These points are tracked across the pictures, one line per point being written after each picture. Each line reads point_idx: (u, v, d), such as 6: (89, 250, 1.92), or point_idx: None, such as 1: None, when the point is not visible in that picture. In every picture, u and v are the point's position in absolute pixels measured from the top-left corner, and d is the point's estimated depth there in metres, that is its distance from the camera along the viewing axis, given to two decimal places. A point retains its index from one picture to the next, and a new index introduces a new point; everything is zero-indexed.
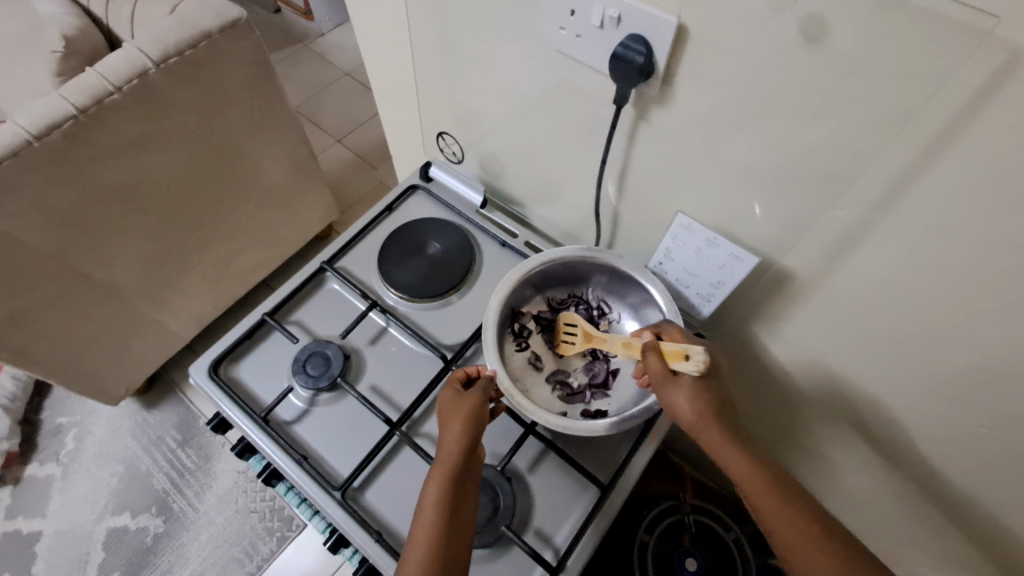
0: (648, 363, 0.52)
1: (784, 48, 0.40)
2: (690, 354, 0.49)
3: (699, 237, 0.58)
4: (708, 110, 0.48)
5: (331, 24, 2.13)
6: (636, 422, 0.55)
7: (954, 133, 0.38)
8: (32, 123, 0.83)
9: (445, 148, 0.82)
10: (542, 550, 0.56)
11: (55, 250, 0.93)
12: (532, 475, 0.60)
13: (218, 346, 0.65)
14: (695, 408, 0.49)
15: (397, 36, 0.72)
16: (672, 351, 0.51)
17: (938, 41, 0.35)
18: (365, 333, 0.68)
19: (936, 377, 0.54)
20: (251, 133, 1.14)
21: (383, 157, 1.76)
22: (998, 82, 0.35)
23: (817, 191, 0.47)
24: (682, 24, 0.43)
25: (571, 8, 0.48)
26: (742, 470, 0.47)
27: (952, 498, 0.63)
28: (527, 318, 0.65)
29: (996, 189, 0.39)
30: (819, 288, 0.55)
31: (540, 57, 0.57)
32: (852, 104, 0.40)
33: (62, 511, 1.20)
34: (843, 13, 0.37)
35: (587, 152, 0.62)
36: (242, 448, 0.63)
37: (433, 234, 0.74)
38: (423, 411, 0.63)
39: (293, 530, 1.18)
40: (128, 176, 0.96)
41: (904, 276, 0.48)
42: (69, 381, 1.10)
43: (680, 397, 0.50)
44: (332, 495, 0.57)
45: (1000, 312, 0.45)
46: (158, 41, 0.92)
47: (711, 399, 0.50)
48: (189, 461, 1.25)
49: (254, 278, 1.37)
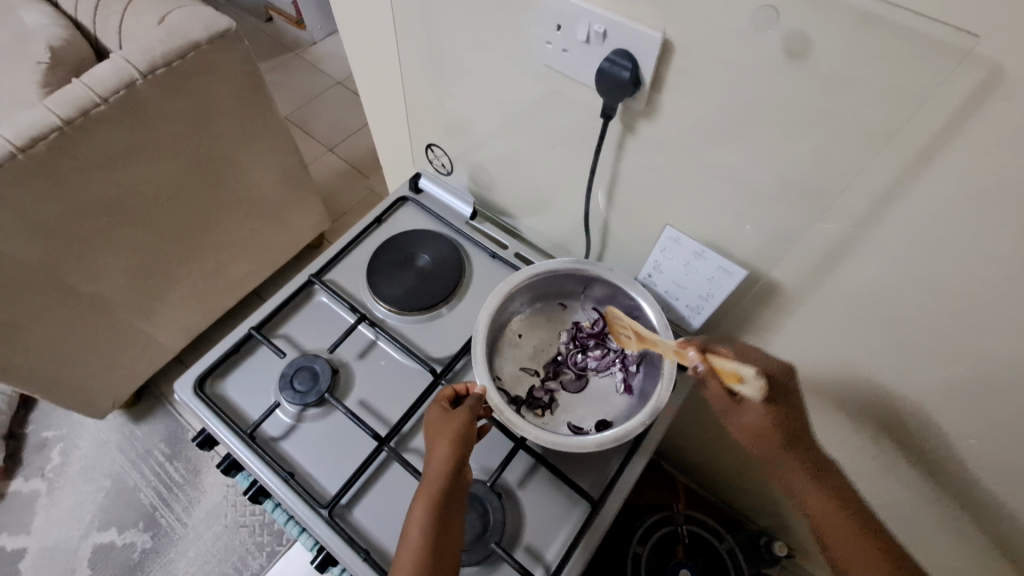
0: (709, 384, 0.54)
1: (768, 64, 0.40)
2: (744, 376, 0.50)
3: (687, 250, 0.58)
4: (694, 124, 0.48)
5: (322, 33, 2.12)
6: (647, 423, 0.55)
7: (938, 148, 0.38)
8: (17, 135, 0.82)
9: (434, 160, 0.81)
10: (533, 567, 0.55)
11: (39, 262, 0.92)
12: (522, 490, 0.59)
13: (204, 362, 0.64)
14: (761, 431, 0.49)
15: (385, 47, 0.72)
16: (726, 372, 0.51)
17: (921, 59, 0.35)
18: (353, 347, 0.67)
19: (923, 389, 0.54)
20: (241, 143, 1.13)
21: (375, 165, 1.76)
22: (979, 99, 0.35)
23: (804, 206, 0.47)
24: (666, 40, 0.43)
25: (557, 23, 0.48)
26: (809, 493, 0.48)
27: None
28: (514, 332, 0.65)
29: (982, 205, 0.39)
30: (807, 300, 0.56)
31: (528, 73, 0.57)
32: (836, 121, 0.40)
33: (47, 528, 1.18)
34: (825, 29, 0.37)
35: (576, 164, 0.62)
36: (228, 465, 0.62)
37: (421, 246, 0.73)
38: (411, 426, 0.62)
39: (282, 545, 1.17)
40: (115, 187, 0.95)
41: (890, 287, 0.48)
42: (55, 395, 1.08)
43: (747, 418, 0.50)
44: (319, 513, 0.56)
45: (986, 325, 0.45)
46: (145, 52, 0.92)
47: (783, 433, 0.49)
48: (177, 474, 1.24)
49: (244, 288, 1.36)
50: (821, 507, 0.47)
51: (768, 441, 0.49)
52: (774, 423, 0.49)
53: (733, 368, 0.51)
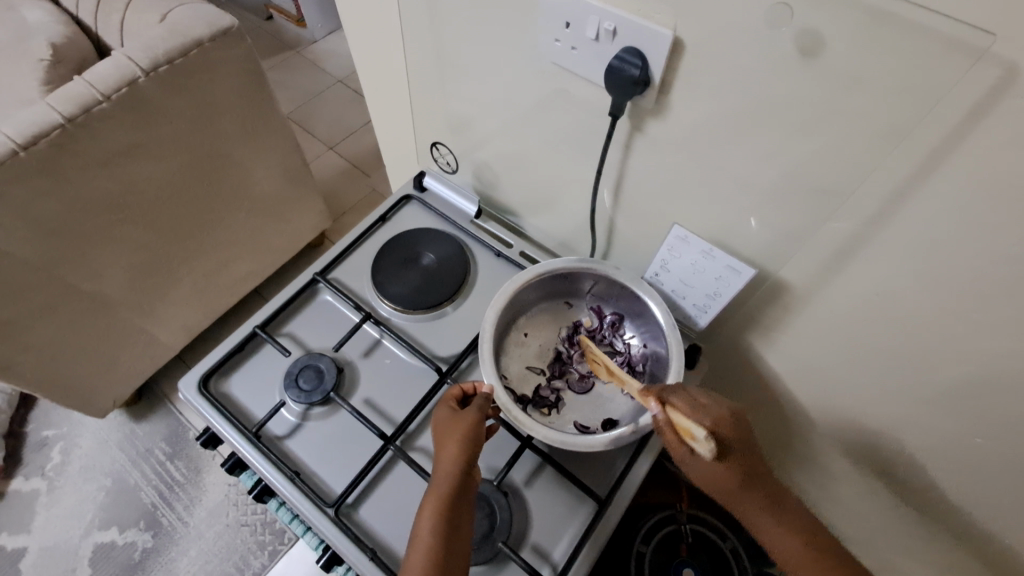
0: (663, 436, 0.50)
1: (779, 62, 0.40)
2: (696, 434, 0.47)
3: (695, 249, 0.57)
4: (704, 121, 0.47)
5: (323, 31, 2.12)
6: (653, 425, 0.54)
7: (951, 147, 0.38)
8: (18, 132, 0.82)
9: (439, 158, 0.81)
10: (540, 567, 0.55)
11: (40, 260, 0.92)
12: (528, 489, 0.59)
13: (208, 360, 0.64)
14: (719, 480, 0.49)
15: (390, 45, 0.72)
16: (680, 428, 0.49)
17: (935, 57, 0.35)
18: (359, 346, 0.67)
19: (928, 389, 0.54)
20: (243, 141, 1.13)
21: (376, 164, 1.75)
22: (994, 97, 0.35)
23: (815, 205, 0.47)
24: (677, 37, 0.43)
25: (566, 20, 0.48)
26: (769, 531, 0.50)
27: (950, 501, 0.63)
28: (520, 330, 0.65)
29: (994, 205, 0.39)
30: (815, 298, 0.55)
31: (535, 70, 0.57)
32: (848, 119, 0.40)
33: (47, 527, 1.17)
34: (839, 26, 0.37)
35: (583, 162, 0.62)
36: (233, 464, 0.62)
37: (426, 245, 0.73)
38: (417, 425, 0.62)
39: (284, 544, 1.16)
40: (116, 185, 0.95)
41: (900, 286, 0.48)
42: (55, 394, 1.07)
43: (702, 470, 0.50)
44: (325, 512, 0.56)
45: (998, 325, 0.45)
46: (146, 49, 0.91)
47: (738, 480, 0.49)
48: (178, 473, 1.23)
49: (246, 286, 1.36)
50: (785, 545, 0.50)
51: (724, 488, 0.50)
52: (731, 473, 0.49)
53: (687, 426, 0.48)
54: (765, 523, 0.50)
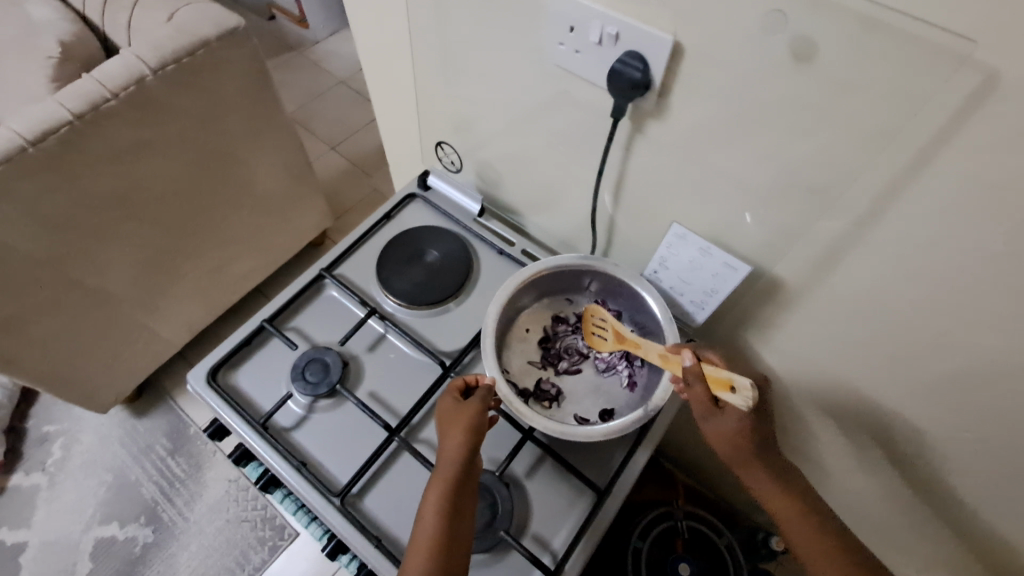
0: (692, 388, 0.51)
1: (774, 66, 0.42)
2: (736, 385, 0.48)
3: (693, 246, 0.59)
4: (703, 124, 0.49)
5: (325, 31, 2.13)
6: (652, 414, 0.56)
7: (936, 149, 0.40)
8: (27, 129, 0.83)
9: (443, 158, 0.82)
10: (540, 555, 0.57)
11: (47, 256, 0.93)
12: (529, 480, 0.60)
13: (216, 353, 0.66)
14: (736, 435, 0.50)
15: (398, 46, 0.73)
16: (716, 379, 0.50)
17: (922, 64, 0.37)
18: (364, 340, 0.68)
19: (914, 382, 0.56)
20: (247, 139, 1.14)
21: (377, 163, 1.77)
22: (976, 103, 0.37)
23: (809, 204, 0.49)
24: (677, 42, 0.45)
25: (570, 25, 0.50)
26: (769, 491, 0.51)
27: (938, 493, 0.65)
28: (522, 325, 0.67)
29: (977, 205, 0.41)
30: (808, 296, 0.57)
31: (539, 73, 0.58)
32: (839, 123, 0.42)
33: (48, 522, 1.18)
34: (830, 34, 0.39)
35: (584, 163, 0.64)
36: (239, 455, 0.63)
37: (431, 242, 0.75)
38: (421, 418, 0.63)
39: (285, 540, 1.17)
40: (123, 182, 0.96)
41: (889, 283, 0.50)
42: (58, 389, 1.08)
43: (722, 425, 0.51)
44: (331, 501, 0.57)
45: (985, 321, 0.46)
46: (154, 48, 0.93)
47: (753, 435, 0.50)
48: (178, 469, 1.24)
49: (247, 284, 1.37)
50: (785, 508, 0.50)
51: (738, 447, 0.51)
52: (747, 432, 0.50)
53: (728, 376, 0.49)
54: (772, 488, 0.51)
